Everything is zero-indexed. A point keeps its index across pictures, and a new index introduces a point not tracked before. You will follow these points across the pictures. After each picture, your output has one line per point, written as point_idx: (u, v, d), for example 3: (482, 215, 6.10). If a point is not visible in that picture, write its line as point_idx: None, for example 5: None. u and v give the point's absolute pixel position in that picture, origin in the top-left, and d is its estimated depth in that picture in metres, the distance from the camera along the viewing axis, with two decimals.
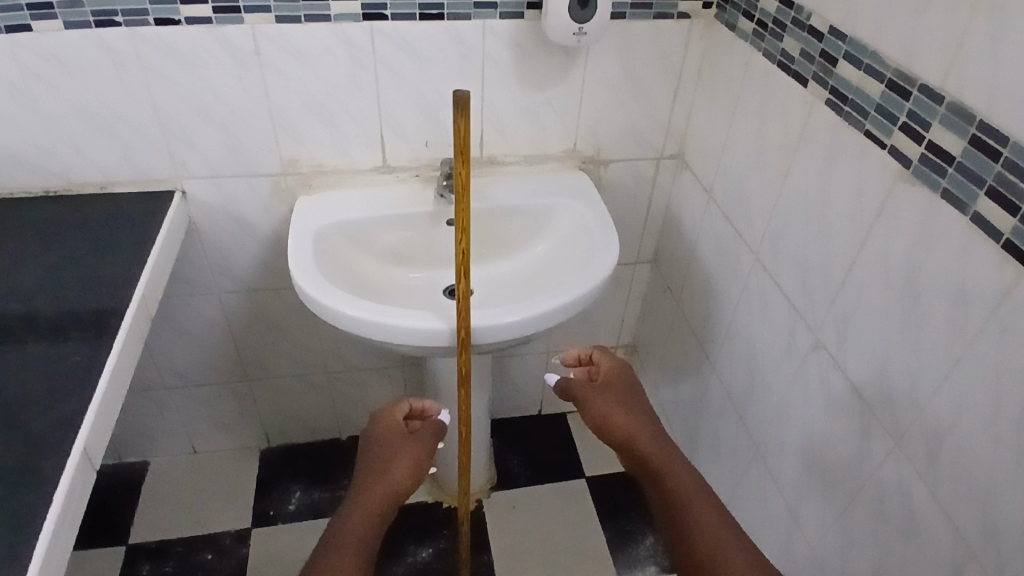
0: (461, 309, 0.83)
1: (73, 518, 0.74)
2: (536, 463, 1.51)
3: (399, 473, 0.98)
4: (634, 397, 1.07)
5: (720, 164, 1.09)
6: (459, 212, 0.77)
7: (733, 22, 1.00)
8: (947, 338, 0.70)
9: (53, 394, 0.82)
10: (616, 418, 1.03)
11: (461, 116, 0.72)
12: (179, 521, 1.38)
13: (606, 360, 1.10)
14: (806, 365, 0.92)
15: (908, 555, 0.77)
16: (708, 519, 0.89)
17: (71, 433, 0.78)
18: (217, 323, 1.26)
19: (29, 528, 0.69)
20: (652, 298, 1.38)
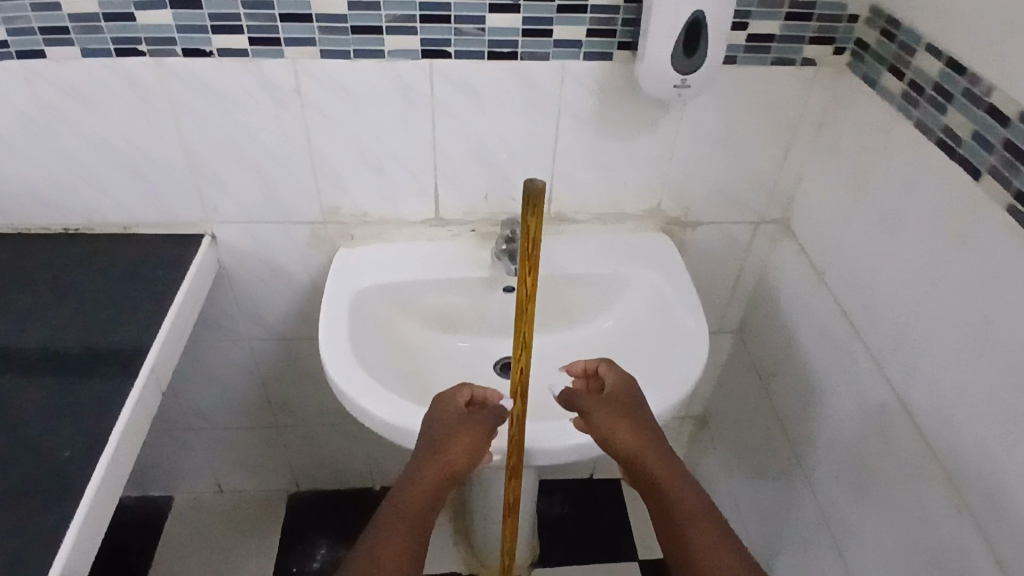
0: (513, 432, 0.70)
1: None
2: (585, 536, 1.36)
3: (457, 461, 0.72)
4: (641, 413, 0.75)
5: (836, 242, 0.90)
6: (521, 326, 0.64)
7: (873, 77, 0.81)
8: None
9: (34, 486, 0.70)
10: (620, 437, 0.73)
11: (532, 215, 0.57)
12: (198, 571, 1.29)
13: (613, 373, 0.80)
14: (940, 520, 0.73)
15: None
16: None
17: (48, 545, 0.65)
18: (247, 368, 1.16)
19: None
20: (732, 373, 1.20)
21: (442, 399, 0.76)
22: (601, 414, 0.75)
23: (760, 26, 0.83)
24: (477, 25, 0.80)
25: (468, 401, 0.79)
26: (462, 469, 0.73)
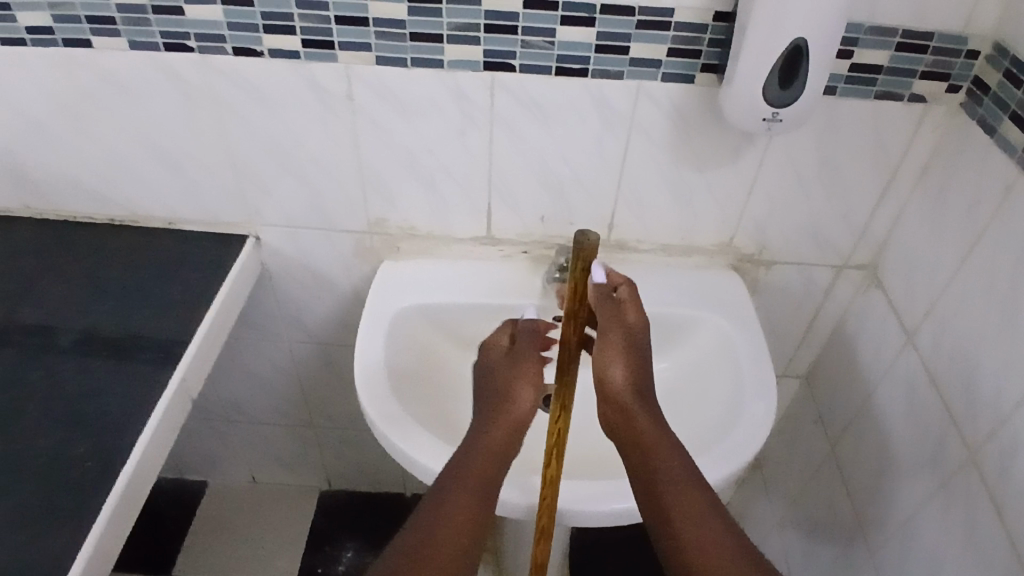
0: (545, 495, 0.64)
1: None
2: (619, 569, 1.30)
3: (518, 407, 0.72)
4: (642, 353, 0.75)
5: (934, 302, 0.79)
6: (560, 386, 0.57)
7: (992, 124, 0.70)
8: None
9: (52, 493, 0.68)
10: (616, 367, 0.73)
11: (581, 266, 0.50)
12: (227, 560, 1.29)
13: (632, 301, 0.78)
14: None
15: None
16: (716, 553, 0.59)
17: (59, 561, 0.63)
18: (286, 368, 1.13)
19: None
20: (794, 420, 1.11)
21: (486, 348, 0.79)
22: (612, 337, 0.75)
23: (868, 55, 0.72)
24: (545, 38, 0.73)
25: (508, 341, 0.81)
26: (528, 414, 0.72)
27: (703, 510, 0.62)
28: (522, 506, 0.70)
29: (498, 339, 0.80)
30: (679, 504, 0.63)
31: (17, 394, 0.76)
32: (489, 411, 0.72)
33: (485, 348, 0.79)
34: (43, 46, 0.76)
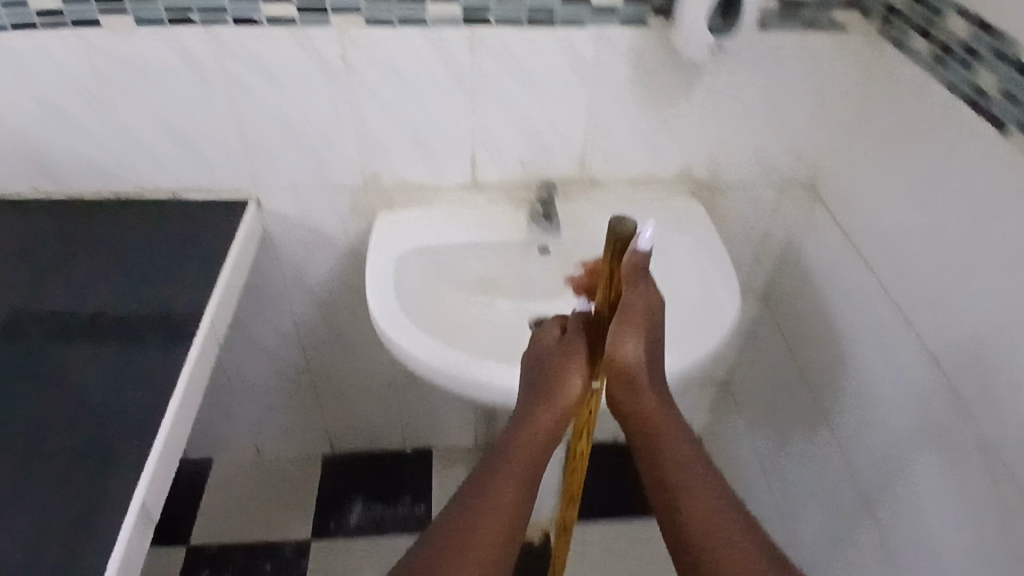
0: (577, 464, 0.88)
1: (135, 564, 0.66)
2: (612, 496, 1.41)
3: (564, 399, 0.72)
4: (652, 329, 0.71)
5: (866, 203, 0.92)
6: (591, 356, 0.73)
7: (902, 41, 0.84)
8: None
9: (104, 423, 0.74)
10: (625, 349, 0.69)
11: (613, 245, 0.63)
12: (241, 526, 1.34)
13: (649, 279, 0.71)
14: (971, 463, 0.75)
15: None
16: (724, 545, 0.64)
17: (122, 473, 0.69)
18: (288, 332, 1.20)
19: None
20: (757, 337, 1.24)
21: (535, 339, 0.76)
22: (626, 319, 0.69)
23: None
24: None
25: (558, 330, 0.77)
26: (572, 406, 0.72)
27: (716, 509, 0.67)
28: None
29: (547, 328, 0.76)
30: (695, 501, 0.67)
31: (55, 346, 0.82)
32: (529, 407, 0.72)
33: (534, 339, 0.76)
34: (55, 30, 0.83)
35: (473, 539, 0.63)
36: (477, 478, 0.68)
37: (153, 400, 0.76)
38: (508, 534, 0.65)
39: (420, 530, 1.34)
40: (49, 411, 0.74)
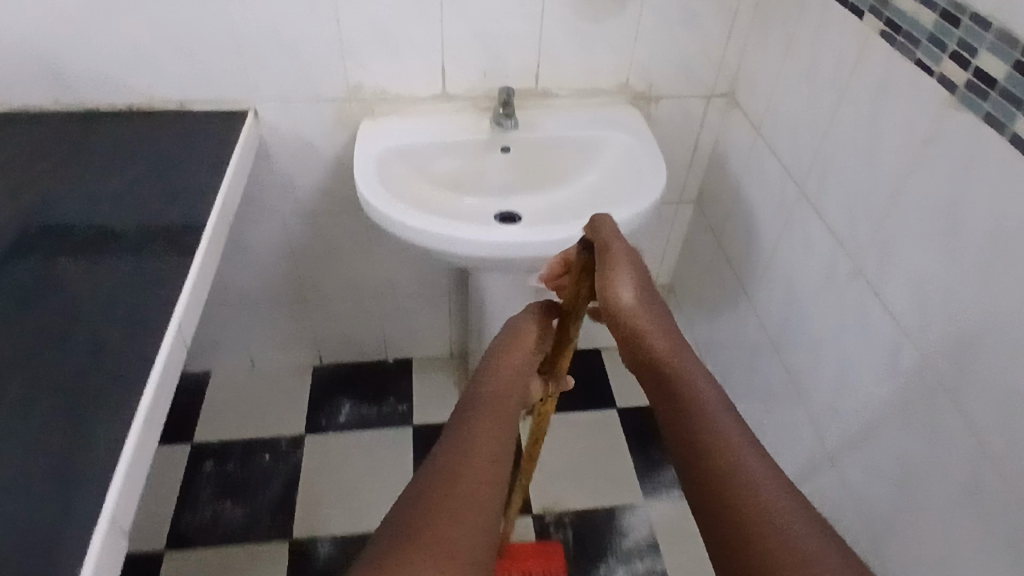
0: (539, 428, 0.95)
1: (176, 363, 0.80)
2: (572, 392, 1.59)
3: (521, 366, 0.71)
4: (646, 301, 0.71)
5: (770, 100, 1.11)
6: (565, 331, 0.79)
7: None
8: (981, 254, 0.70)
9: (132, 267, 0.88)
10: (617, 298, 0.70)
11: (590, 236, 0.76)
12: (239, 426, 1.48)
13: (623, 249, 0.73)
14: (845, 289, 0.93)
15: (926, 460, 0.79)
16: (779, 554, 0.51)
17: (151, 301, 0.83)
18: (279, 241, 1.35)
19: (114, 372, 0.74)
20: (692, 239, 1.43)
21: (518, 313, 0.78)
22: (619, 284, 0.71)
23: None
24: None
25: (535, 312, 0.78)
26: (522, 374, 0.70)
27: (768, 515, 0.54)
28: (495, 250, 0.98)
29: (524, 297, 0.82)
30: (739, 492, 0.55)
31: (84, 215, 0.95)
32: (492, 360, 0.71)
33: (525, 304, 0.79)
34: None
35: (460, 486, 0.55)
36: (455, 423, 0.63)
37: (172, 254, 0.90)
38: (500, 474, 0.58)
39: (403, 423, 1.50)
40: (86, 259, 0.88)
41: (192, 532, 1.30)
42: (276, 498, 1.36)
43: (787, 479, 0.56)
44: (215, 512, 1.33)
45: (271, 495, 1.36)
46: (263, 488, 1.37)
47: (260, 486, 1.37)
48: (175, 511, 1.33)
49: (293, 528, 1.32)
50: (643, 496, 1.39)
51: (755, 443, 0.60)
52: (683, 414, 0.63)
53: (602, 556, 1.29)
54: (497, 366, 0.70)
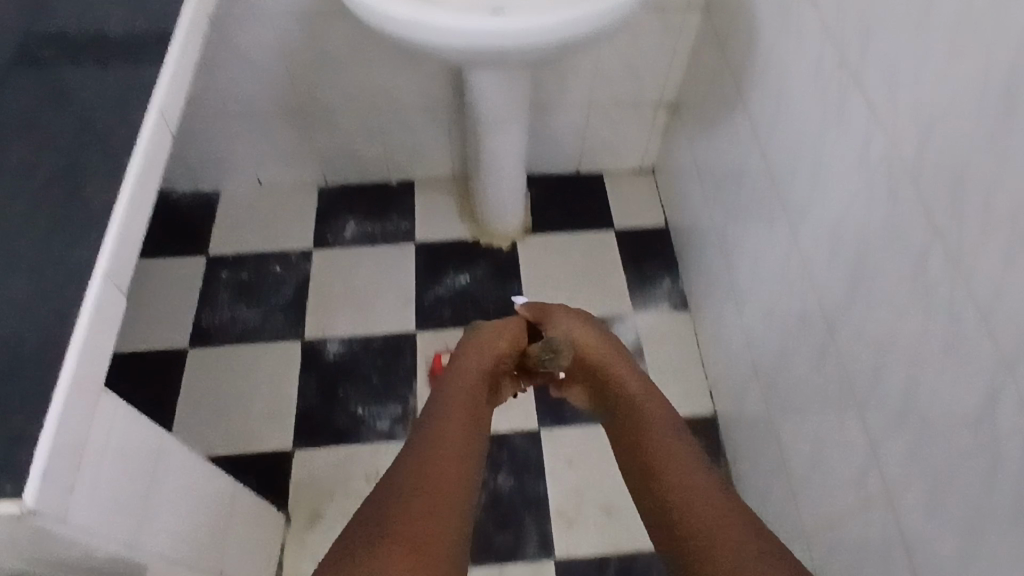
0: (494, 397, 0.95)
1: (163, 140, 0.82)
2: (572, 212, 1.61)
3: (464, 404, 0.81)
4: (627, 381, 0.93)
5: None
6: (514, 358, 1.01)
7: None
8: (957, 22, 0.67)
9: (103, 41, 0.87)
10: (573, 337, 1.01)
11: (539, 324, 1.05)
12: (251, 239, 1.56)
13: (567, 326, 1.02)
14: (832, 81, 0.90)
15: (883, 245, 0.81)
16: (711, 502, 0.67)
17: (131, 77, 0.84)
18: (273, 49, 1.33)
19: (98, 141, 0.77)
20: (699, 49, 1.36)
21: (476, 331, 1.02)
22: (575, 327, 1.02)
23: None
24: None
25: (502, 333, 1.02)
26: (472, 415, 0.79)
27: (696, 477, 0.71)
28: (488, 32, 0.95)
29: (495, 336, 1.00)
30: (672, 461, 0.74)
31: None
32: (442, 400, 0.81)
33: (498, 340, 1.00)
34: None
35: (429, 481, 0.65)
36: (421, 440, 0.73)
37: (150, 35, 0.90)
38: (465, 475, 0.68)
39: (405, 240, 1.56)
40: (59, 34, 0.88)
41: (214, 330, 1.43)
42: (288, 302, 1.47)
43: (726, 488, 0.70)
44: (233, 314, 1.45)
45: (284, 300, 1.47)
46: (276, 294, 1.48)
47: (274, 293, 1.48)
48: (198, 311, 1.45)
49: (304, 328, 1.43)
50: (633, 309, 1.47)
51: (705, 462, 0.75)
52: (654, 455, 0.77)
53: None
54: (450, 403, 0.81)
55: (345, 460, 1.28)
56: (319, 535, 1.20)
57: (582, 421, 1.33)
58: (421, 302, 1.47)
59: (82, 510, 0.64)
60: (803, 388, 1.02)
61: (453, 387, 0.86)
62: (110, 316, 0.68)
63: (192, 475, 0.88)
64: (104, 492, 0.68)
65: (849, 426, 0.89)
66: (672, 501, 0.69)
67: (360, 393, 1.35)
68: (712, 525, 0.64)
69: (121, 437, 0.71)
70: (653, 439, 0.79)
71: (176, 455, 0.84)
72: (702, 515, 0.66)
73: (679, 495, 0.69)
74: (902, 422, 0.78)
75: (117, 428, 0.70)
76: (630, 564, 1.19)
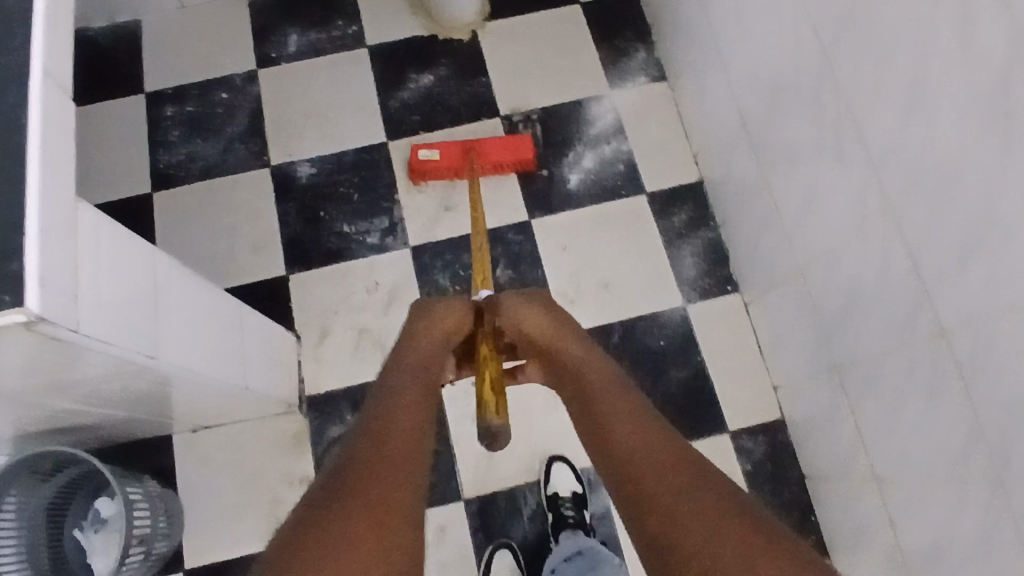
0: None
1: None
2: None
3: (399, 436, 0.68)
4: (584, 370, 0.79)
5: None
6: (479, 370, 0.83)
7: None
8: None
9: None
10: (527, 320, 0.84)
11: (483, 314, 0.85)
12: (189, 70, 1.42)
13: (529, 317, 0.85)
14: None
15: None
16: (691, 513, 0.62)
17: None
18: None
19: None
20: None
21: (409, 326, 0.84)
22: (528, 314, 0.85)
23: None
24: None
25: (437, 320, 0.84)
26: (404, 445, 0.67)
27: (680, 479, 0.65)
28: None
29: (439, 327, 0.83)
30: (629, 439, 0.69)
31: None
32: (369, 434, 0.68)
33: (435, 323, 0.83)
34: None
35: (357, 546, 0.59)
36: (342, 492, 0.63)
37: None
38: (396, 531, 0.61)
39: (356, 46, 1.43)
40: None
41: (174, 170, 1.35)
42: (246, 130, 1.37)
43: (706, 492, 0.63)
44: (190, 151, 1.36)
45: (241, 128, 1.37)
46: (231, 124, 1.38)
47: (228, 122, 1.38)
48: (151, 153, 1.36)
49: (269, 155, 1.35)
50: (609, 86, 1.40)
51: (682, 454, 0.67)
52: (625, 456, 0.68)
53: (569, 144, 1.36)
54: (377, 435, 0.68)
55: (341, 277, 1.27)
56: (331, 349, 1.22)
57: (571, 205, 1.32)
58: (387, 110, 1.39)
59: (92, 319, 0.62)
60: (795, 124, 1.00)
61: (390, 403, 0.71)
62: (64, 122, 0.62)
63: (196, 291, 0.86)
64: (111, 305, 0.66)
65: (846, 147, 0.88)
66: (652, 516, 0.63)
67: (342, 211, 1.31)
68: (700, 557, 0.59)
69: (114, 250, 0.68)
70: (604, 417, 0.73)
71: (176, 272, 0.81)
72: (690, 535, 0.60)
73: (648, 490, 0.65)
74: (906, 126, 0.77)
75: (108, 241, 0.67)
76: (634, 329, 1.25)
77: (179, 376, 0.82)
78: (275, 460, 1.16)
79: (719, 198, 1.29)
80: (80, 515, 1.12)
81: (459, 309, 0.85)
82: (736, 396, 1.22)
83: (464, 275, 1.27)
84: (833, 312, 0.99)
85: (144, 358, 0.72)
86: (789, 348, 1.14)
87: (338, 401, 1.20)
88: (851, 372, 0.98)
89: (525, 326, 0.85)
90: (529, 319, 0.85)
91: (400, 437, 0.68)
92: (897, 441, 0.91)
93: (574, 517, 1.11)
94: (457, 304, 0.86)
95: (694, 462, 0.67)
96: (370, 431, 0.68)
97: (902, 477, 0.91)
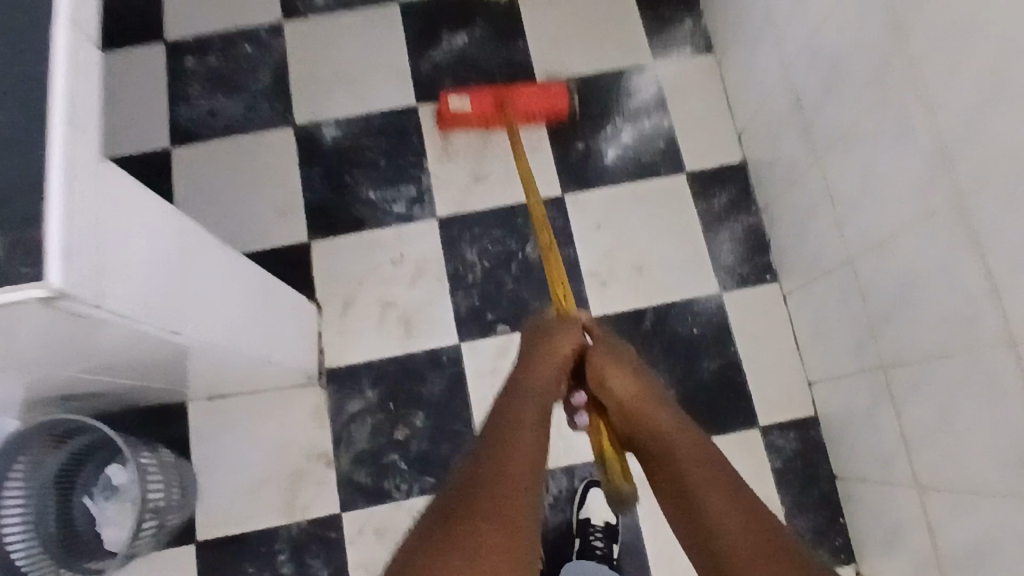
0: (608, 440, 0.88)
1: None
2: None
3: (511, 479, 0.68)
4: (670, 435, 0.80)
5: None
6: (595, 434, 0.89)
7: None
8: None
9: None
10: (618, 384, 0.86)
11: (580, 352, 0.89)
12: (210, 19, 1.35)
13: (624, 379, 0.86)
14: None
15: None
16: None
17: None
18: None
19: None
20: None
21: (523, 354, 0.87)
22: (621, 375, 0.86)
23: None
24: None
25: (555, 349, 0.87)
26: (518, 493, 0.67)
27: (767, 555, 0.67)
28: None
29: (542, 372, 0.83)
30: (717, 512, 0.71)
31: None
32: (476, 478, 0.68)
33: (546, 349, 0.87)
34: None
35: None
36: (449, 533, 0.63)
37: None
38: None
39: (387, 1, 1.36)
40: None
41: (194, 127, 1.29)
42: (270, 87, 1.31)
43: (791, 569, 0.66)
44: (212, 107, 1.30)
45: (265, 85, 1.31)
46: (254, 79, 1.31)
47: (252, 78, 1.32)
48: (171, 107, 1.30)
49: (293, 114, 1.29)
50: (652, 56, 1.33)
51: (767, 530, 0.69)
52: (711, 529, 0.71)
53: (608, 116, 1.29)
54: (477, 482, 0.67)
55: (365, 246, 1.22)
56: (353, 320, 1.18)
57: (607, 181, 1.26)
58: (418, 72, 1.32)
59: (118, 290, 0.58)
60: (852, 108, 0.92)
61: (496, 443, 0.72)
62: (89, 73, 0.57)
63: (220, 259, 0.82)
64: (136, 273, 0.61)
65: (912, 136, 0.81)
66: None
67: (369, 177, 1.26)
68: None
69: (140, 216, 0.64)
70: (691, 484, 0.75)
71: (202, 240, 0.77)
72: None
73: (735, 567, 0.68)
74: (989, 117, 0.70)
75: (134, 205, 0.63)
76: (667, 314, 1.20)
77: (206, 349, 0.78)
78: (293, 433, 1.13)
79: (762, 181, 1.22)
80: (90, 482, 1.09)
81: (570, 340, 0.88)
82: (769, 389, 1.18)
83: (494, 249, 1.22)
84: (881, 311, 0.93)
85: (170, 331, 0.68)
86: (828, 343, 1.09)
87: (359, 375, 1.16)
88: (893, 374, 0.93)
89: (618, 390, 0.85)
90: (618, 379, 0.86)
91: (504, 497, 0.66)
92: (940, 450, 0.86)
93: (603, 550, 1.07)
94: (567, 333, 0.89)
95: (783, 541, 0.69)
96: (477, 472, 0.68)
97: (944, 488, 0.87)
